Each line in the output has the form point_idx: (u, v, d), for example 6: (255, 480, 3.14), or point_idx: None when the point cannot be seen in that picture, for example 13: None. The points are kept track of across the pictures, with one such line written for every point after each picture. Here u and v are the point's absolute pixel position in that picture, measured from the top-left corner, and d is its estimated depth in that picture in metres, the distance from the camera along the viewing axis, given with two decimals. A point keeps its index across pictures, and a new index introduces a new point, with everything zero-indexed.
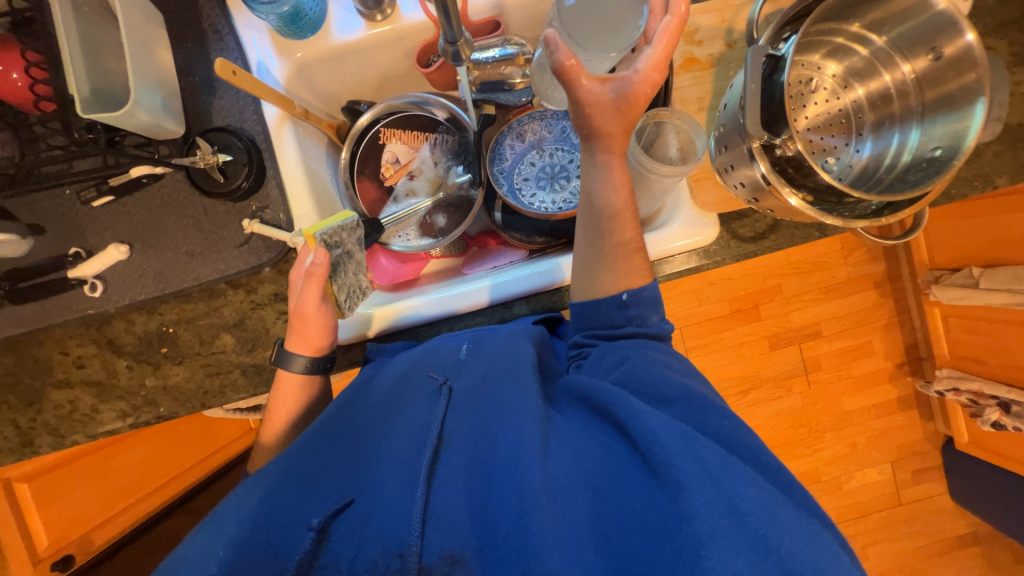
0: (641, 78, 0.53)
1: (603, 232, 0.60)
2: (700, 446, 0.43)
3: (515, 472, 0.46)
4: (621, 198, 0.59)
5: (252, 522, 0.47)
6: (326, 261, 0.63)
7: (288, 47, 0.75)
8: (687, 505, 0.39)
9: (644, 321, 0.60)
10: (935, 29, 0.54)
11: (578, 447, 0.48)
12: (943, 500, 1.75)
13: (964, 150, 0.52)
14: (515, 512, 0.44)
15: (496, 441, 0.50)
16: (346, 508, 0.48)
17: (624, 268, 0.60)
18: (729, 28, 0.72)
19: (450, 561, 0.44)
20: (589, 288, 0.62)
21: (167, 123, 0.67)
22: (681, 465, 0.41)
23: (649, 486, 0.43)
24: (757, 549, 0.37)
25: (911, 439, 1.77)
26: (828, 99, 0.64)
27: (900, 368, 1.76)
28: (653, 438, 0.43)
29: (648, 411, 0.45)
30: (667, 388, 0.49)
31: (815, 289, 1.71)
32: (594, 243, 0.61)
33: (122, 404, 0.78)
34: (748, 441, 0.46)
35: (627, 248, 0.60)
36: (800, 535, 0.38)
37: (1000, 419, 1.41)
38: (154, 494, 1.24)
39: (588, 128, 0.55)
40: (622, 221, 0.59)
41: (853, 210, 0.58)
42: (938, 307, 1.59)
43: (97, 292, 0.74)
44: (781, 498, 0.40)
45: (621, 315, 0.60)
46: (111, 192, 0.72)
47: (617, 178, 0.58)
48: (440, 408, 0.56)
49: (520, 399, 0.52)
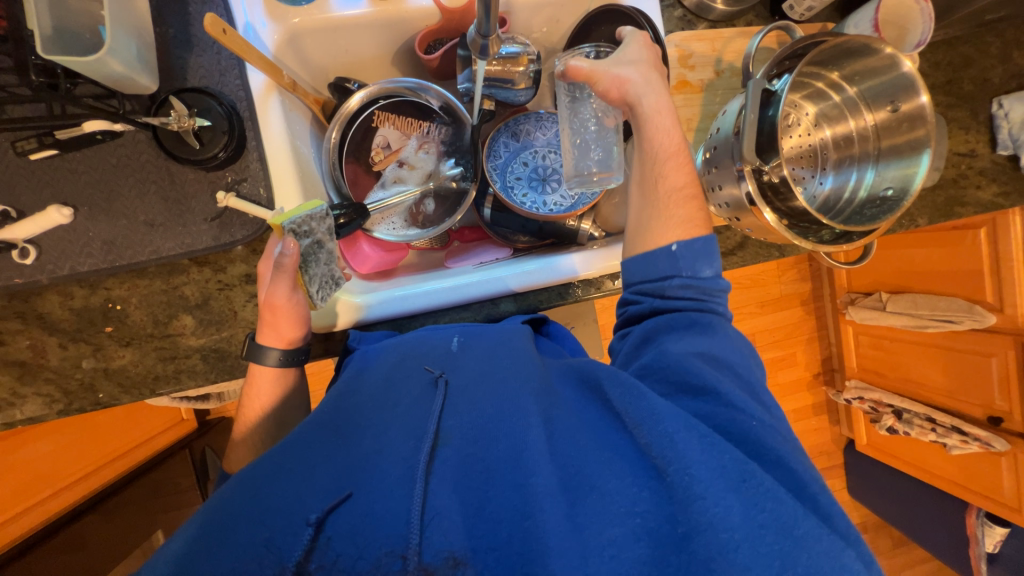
0: (638, 38, 0.66)
1: (655, 180, 0.63)
2: (718, 452, 0.46)
3: (518, 473, 0.48)
4: (671, 142, 0.63)
5: (244, 523, 0.45)
6: (295, 251, 0.59)
7: (282, 12, 0.70)
8: (702, 515, 0.42)
9: (695, 272, 0.59)
10: (896, 88, 0.63)
11: (583, 451, 0.51)
12: (842, 493, 2.01)
13: (911, 193, 0.61)
14: (519, 514, 0.46)
15: (496, 438, 0.52)
16: (344, 502, 0.47)
17: (677, 214, 0.61)
18: (719, 57, 0.78)
19: (452, 562, 0.43)
20: (645, 238, 0.63)
21: (140, 77, 0.60)
22: (694, 473, 0.44)
23: (657, 491, 0.46)
24: (771, 563, 0.41)
25: (820, 440, 2.00)
26: (803, 134, 0.71)
27: (817, 378, 1.98)
28: (669, 442, 0.47)
29: (666, 412, 0.49)
30: (698, 379, 0.52)
31: (752, 303, 1.88)
32: (646, 194, 0.64)
33: (51, 388, 0.68)
34: (777, 447, 0.49)
35: (680, 194, 0.62)
36: (818, 550, 0.42)
37: (894, 424, 1.62)
38: (68, 491, 1.09)
39: (618, 82, 0.64)
40: (673, 166, 0.63)
41: (819, 235, 0.65)
42: (852, 325, 1.80)
43: (29, 259, 0.64)
44: (805, 514, 0.44)
45: (669, 265, 0.60)
46: (55, 146, 0.63)
47: (664, 120, 0.63)
48: (437, 403, 0.55)
49: (523, 404, 0.55)
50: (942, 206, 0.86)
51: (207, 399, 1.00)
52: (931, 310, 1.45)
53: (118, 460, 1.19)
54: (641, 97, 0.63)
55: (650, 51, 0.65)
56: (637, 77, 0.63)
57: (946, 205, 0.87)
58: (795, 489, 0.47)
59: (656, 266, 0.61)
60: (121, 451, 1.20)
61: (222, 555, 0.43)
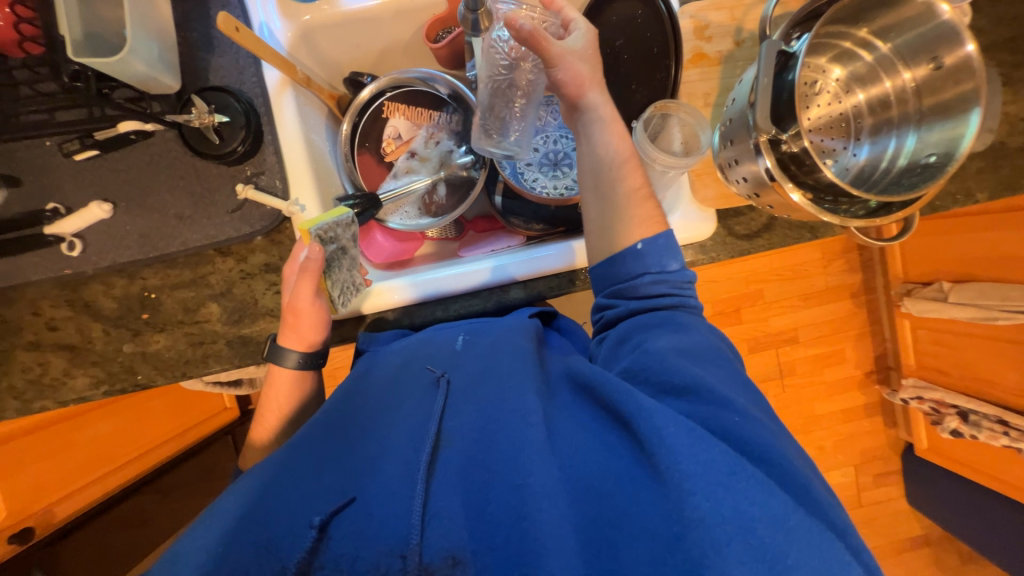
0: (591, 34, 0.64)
1: (612, 182, 0.62)
2: (708, 444, 0.44)
3: (515, 474, 0.47)
4: (623, 146, 0.62)
5: (250, 519, 0.48)
6: (321, 254, 0.63)
7: (295, 10, 0.73)
8: (694, 511, 0.41)
9: (662, 267, 0.60)
10: (937, 39, 0.57)
11: (579, 449, 0.49)
12: (901, 502, 1.85)
13: (957, 158, 0.54)
14: (516, 515, 0.45)
15: (496, 438, 0.51)
16: (347, 507, 0.47)
17: (638, 215, 0.61)
18: (739, 26, 0.73)
19: (451, 562, 0.43)
20: (609, 241, 0.62)
21: (163, 76, 0.65)
22: (686, 471, 0.42)
23: (653, 489, 0.44)
24: (760, 561, 0.39)
25: (875, 444, 1.84)
26: (831, 102, 0.67)
27: (870, 376, 1.83)
28: (658, 438, 0.45)
29: (656, 408, 0.47)
30: (680, 379, 0.50)
31: (795, 295, 1.74)
32: (603, 198, 0.63)
33: (97, 370, 0.74)
34: (765, 439, 0.46)
35: (637, 194, 0.61)
36: (804, 545, 0.40)
37: (959, 427, 1.48)
38: (123, 469, 1.16)
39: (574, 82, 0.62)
40: (626, 168, 0.62)
41: (851, 209, 0.59)
42: (908, 319, 1.66)
43: (75, 251, 0.70)
44: (792, 505, 0.42)
45: (638, 264, 0.60)
46: (95, 147, 0.67)
47: (613, 124, 0.63)
48: (438, 404, 0.56)
49: (519, 402, 0.53)
50: (1008, 178, 0.77)
51: (238, 385, 1.05)
52: (1000, 300, 1.30)
53: (170, 442, 1.27)
54: (593, 102, 0.63)
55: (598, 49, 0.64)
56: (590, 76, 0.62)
57: (1012, 178, 0.77)
58: (792, 486, 0.44)
59: (625, 266, 0.60)
60: (172, 434, 1.27)
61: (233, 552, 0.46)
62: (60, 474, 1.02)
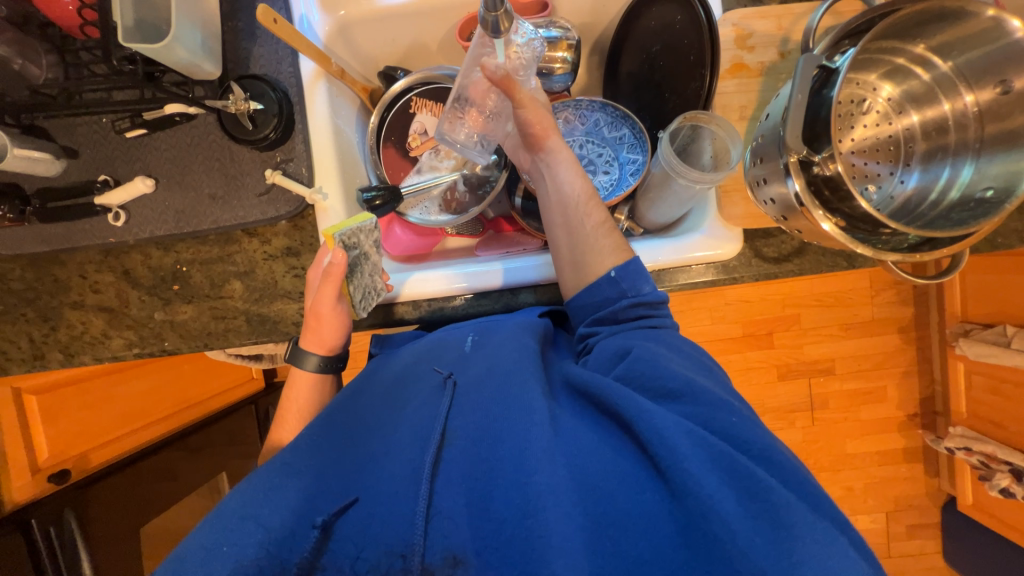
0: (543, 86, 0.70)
1: (577, 219, 0.64)
2: (706, 445, 0.46)
3: (519, 472, 0.47)
4: (582, 185, 0.66)
5: (261, 526, 0.47)
6: (343, 261, 0.64)
7: (333, 4, 0.75)
8: (698, 505, 0.42)
9: (638, 291, 0.61)
10: (1006, 59, 0.53)
11: (585, 449, 0.49)
12: (936, 558, 1.70)
13: (1017, 194, 0.51)
14: (520, 513, 0.44)
15: (501, 437, 0.50)
16: (351, 506, 0.49)
17: (608, 244, 0.63)
18: (785, 36, 0.69)
19: (452, 562, 0.44)
20: (582, 275, 0.64)
21: (204, 63, 0.69)
22: (689, 468, 0.43)
23: (659, 491, 0.45)
24: (776, 557, 0.40)
25: (912, 493, 1.70)
26: (879, 123, 0.63)
27: (913, 419, 1.69)
28: (660, 438, 0.46)
29: (655, 410, 0.48)
30: (673, 383, 0.51)
31: (835, 324, 1.63)
32: (572, 234, 0.65)
33: (131, 334, 0.80)
34: (760, 440, 0.48)
35: (604, 226, 0.64)
36: (815, 540, 0.41)
37: (1011, 487, 1.36)
38: (157, 425, 1.24)
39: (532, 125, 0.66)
40: (591, 203, 0.65)
41: (886, 242, 0.55)
42: (963, 362, 1.52)
43: (120, 221, 0.75)
44: (795, 500, 0.43)
45: (613, 291, 0.61)
46: (144, 126, 0.73)
47: (572, 165, 0.66)
48: (443, 404, 0.55)
49: (524, 399, 0.53)
50: None
51: (259, 360, 1.10)
52: None
53: (198, 405, 1.35)
54: (550, 143, 0.67)
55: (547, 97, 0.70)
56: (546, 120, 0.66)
57: None
58: (790, 478, 0.47)
59: (602, 292, 0.62)
60: (200, 398, 1.36)
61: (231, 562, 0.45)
62: (97, 424, 1.12)
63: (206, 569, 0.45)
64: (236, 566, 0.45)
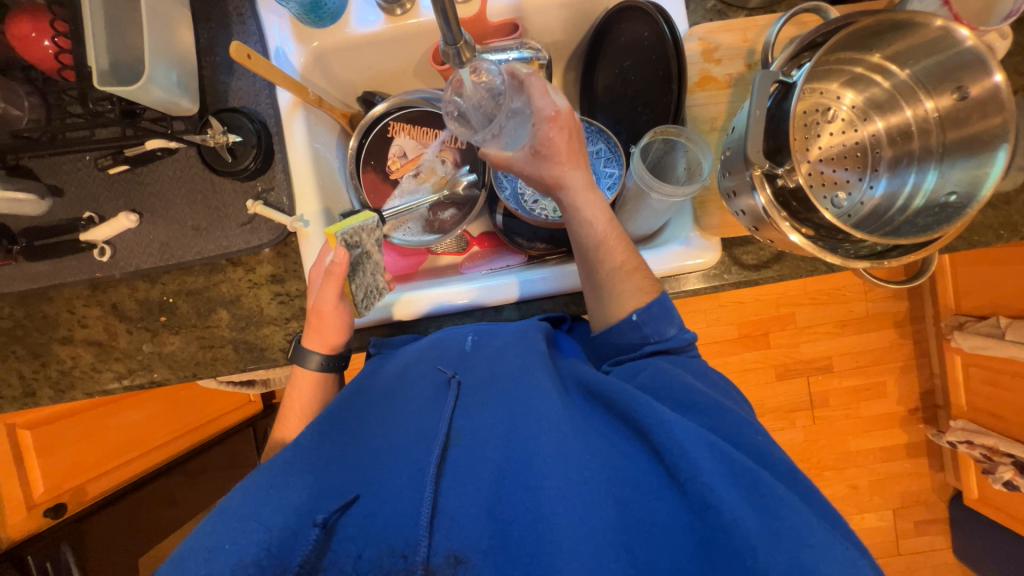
0: (540, 117, 0.60)
1: (595, 262, 0.64)
2: (726, 461, 0.45)
3: (530, 475, 0.46)
4: (600, 227, 0.64)
5: (262, 524, 0.46)
6: (345, 259, 0.64)
7: (306, 35, 0.76)
8: (719, 519, 0.41)
9: (661, 335, 0.60)
10: (961, 67, 0.55)
11: (598, 453, 0.48)
12: (946, 554, 1.68)
13: (979, 199, 0.53)
14: (531, 516, 0.44)
15: (511, 440, 0.49)
16: (352, 504, 0.48)
17: (628, 289, 0.62)
18: (751, 48, 0.70)
19: (454, 561, 0.42)
20: (605, 315, 0.64)
21: (182, 100, 0.70)
22: (710, 483, 0.42)
23: (673, 502, 0.44)
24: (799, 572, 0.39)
25: (917, 488, 1.68)
26: (846, 130, 0.66)
27: (914, 414, 1.68)
28: (679, 450, 0.45)
29: (676, 420, 0.47)
30: (697, 397, 0.52)
31: (830, 322, 1.63)
32: (590, 274, 0.65)
33: (120, 366, 0.81)
34: (784, 460, 0.49)
35: (624, 270, 0.63)
36: (832, 560, 0.40)
37: (1014, 479, 1.35)
38: (150, 455, 1.23)
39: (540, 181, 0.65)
40: (609, 246, 0.64)
41: (854, 249, 0.56)
42: (960, 354, 1.51)
43: (105, 256, 0.76)
44: (815, 520, 0.42)
45: (636, 335, 0.61)
46: (127, 162, 0.75)
47: (590, 210, 0.64)
48: (448, 405, 0.54)
49: (535, 404, 0.52)
50: None
51: (252, 385, 1.10)
52: None
53: (195, 431, 1.33)
54: (564, 181, 0.64)
55: (560, 134, 0.61)
56: (553, 176, 0.64)
57: None
58: (810, 497, 0.47)
59: (624, 336, 0.61)
60: (197, 424, 1.34)
61: (230, 555, 0.44)
62: (90, 456, 1.12)
63: (211, 569, 0.44)
64: (238, 565, 0.43)
